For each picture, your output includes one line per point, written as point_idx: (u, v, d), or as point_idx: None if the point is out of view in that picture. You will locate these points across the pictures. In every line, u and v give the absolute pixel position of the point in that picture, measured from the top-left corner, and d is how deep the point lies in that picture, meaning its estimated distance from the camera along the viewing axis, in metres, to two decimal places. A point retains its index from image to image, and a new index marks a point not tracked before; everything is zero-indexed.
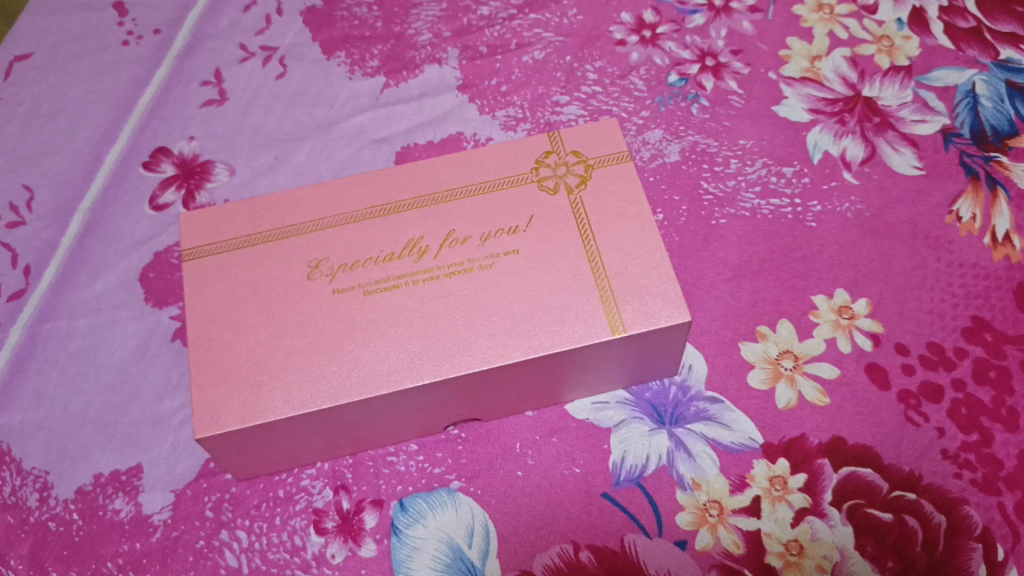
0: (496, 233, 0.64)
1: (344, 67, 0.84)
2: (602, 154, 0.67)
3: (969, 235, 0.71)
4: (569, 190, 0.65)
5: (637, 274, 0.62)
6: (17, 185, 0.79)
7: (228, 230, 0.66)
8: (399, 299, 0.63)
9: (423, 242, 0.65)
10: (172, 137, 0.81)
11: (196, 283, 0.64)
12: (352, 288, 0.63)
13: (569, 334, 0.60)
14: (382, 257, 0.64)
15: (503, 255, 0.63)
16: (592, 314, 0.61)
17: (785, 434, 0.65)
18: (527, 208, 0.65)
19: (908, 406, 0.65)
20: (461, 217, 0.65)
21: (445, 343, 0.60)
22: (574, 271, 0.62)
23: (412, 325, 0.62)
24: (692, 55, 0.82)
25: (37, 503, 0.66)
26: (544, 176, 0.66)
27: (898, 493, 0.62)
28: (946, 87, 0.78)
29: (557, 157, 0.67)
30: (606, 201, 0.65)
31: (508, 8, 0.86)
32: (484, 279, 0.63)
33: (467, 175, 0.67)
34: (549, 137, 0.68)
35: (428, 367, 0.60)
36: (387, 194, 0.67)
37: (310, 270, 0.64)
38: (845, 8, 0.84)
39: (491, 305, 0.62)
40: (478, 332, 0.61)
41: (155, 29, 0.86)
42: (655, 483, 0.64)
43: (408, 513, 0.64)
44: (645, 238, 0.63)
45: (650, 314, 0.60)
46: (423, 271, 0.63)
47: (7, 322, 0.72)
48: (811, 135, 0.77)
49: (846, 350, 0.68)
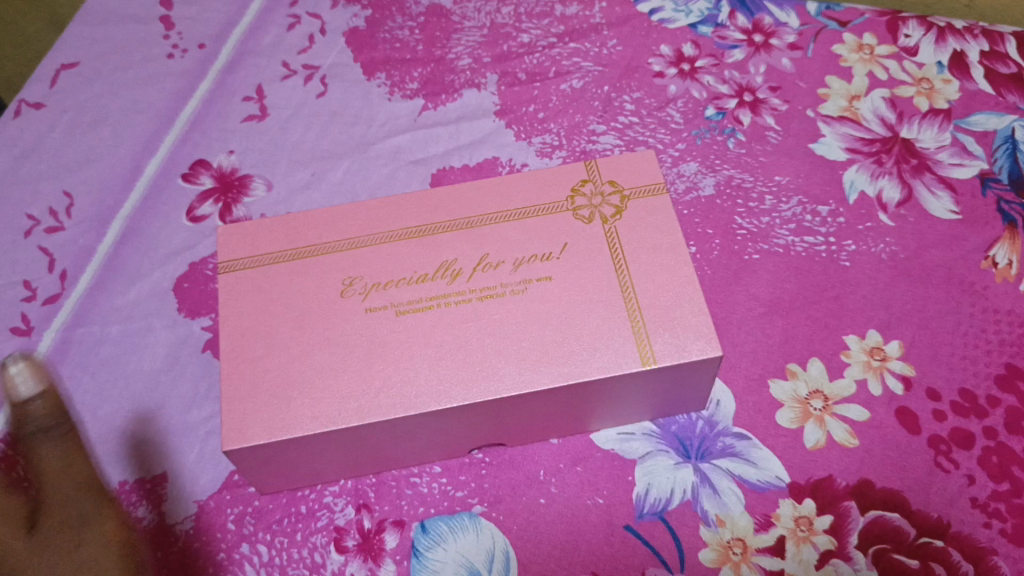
0: (530, 259, 0.65)
1: (384, 88, 0.84)
2: (637, 185, 0.67)
3: (1005, 282, 0.71)
4: (604, 220, 0.65)
5: (670, 305, 0.62)
6: (57, 191, 0.80)
7: (265, 244, 0.67)
8: (430, 320, 0.63)
9: (457, 265, 0.65)
10: (212, 150, 0.82)
11: (229, 295, 0.65)
12: (386, 307, 0.64)
13: (600, 363, 0.60)
14: (415, 278, 0.65)
15: (536, 281, 0.64)
16: (624, 344, 0.61)
17: (812, 475, 0.64)
18: (561, 235, 0.65)
19: (939, 452, 0.64)
20: (496, 242, 0.66)
21: (474, 367, 0.61)
22: (606, 300, 0.62)
23: (442, 347, 0.62)
24: (730, 89, 0.82)
25: None
26: (579, 205, 0.67)
27: (925, 540, 0.62)
28: (985, 132, 0.78)
29: (593, 186, 0.67)
30: (641, 232, 0.65)
31: (548, 37, 0.86)
32: (515, 304, 0.63)
33: (503, 201, 0.67)
34: (585, 166, 0.69)
35: (456, 391, 0.60)
36: (423, 217, 0.67)
37: (343, 288, 0.65)
38: (886, 49, 0.84)
39: (522, 330, 0.62)
40: (508, 358, 0.61)
41: (200, 43, 0.88)
42: (678, 517, 0.64)
43: (428, 535, 0.64)
44: (679, 270, 0.63)
45: (681, 347, 0.60)
46: (455, 294, 0.64)
47: (41, 326, 0.73)
48: (848, 175, 0.77)
49: (877, 392, 0.67)
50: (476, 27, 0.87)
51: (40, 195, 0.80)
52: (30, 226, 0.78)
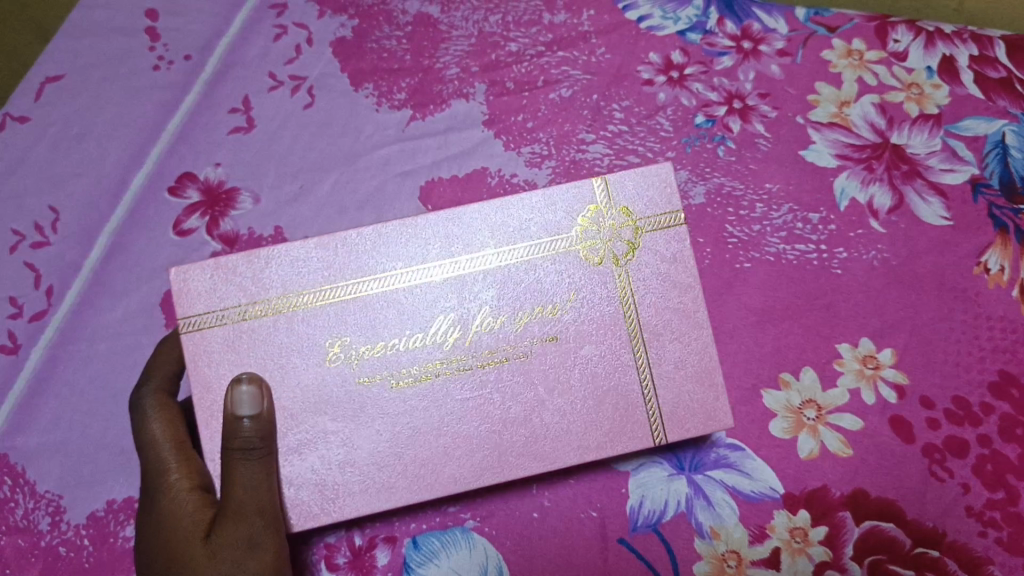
0: (535, 313, 0.60)
1: (372, 99, 0.83)
2: (654, 214, 0.61)
3: (998, 288, 0.72)
4: (616, 261, 0.60)
5: (686, 373, 0.60)
6: (41, 205, 0.79)
7: (226, 299, 0.58)
8: (429, 388, 0.59)
9: (457, 324, 0.60)
10: (199, 163, 0.81)
11: (197, 362, 0.58)
12: (379, 376, 0.59)
13: (614, 441, 0.60)
14: (409, 341, 0.60)
15: (542, 343, 0.60)
16: (636, 419, 0.60)
17: (807, 485, 0.66)
18: (568, 281, 0.60)
19: (933, 460, 0.67)
20: (496, 290, 0.60)
21: (483, 449, 0.59)
22: (617, 364, 0.60)
23: (446, 423, 0.59)
24: (720, 97, 0.81)
25: (48, 527, 0.70)
26: (588, 239, 0.60)
27: (921, 550, 0.65)
28: (975, 137, 0.78)
29: (603, 214, 0.60)
30: (655, 278, 0.60)
31: (536, 45, 0.84)
32: (520, 371, 0.59)
33: (497, 237, 0.60)
34: (594, 184, 0.61)
35: (467, 475, 0.59)
36: (407, 258, 0.60)
37: (328, 352, 0.59)
38: (874, 54, 0.81)
39: (529, 402, 0.59)
40: (517, 440, 0.59)
41: (186, 54, 0.83)
42: (672, 529, 0.65)
43: (420, 552, 0.65)
44: (695, 326, 0.60)
45: (695, 415, 0.60)
46: (455, 359, 0.60)
47: (28, 344, 0.74)
48: (839, 181, 0.76)
49: (869, 401, 0.68)
50: (464, 36, 0.84)
51: (25, 210, 0.79)
52: (15, 241, 0.77)
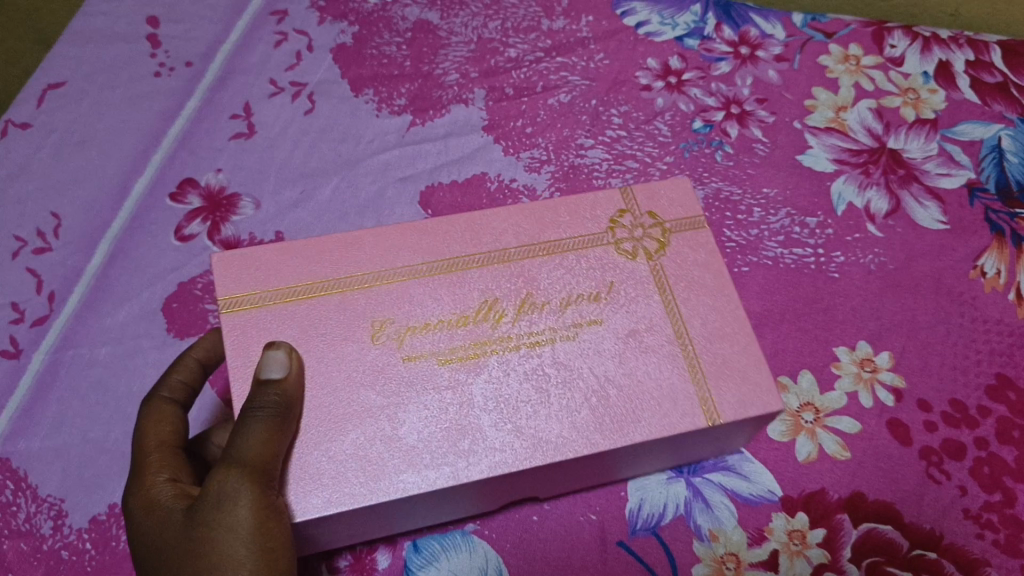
0: (576, 299, 0.60)
1: (372, 104, 0.84)
2: (679, 217, 0.64)
3: (994, 291, 0.72)
4: (649, 255, 0.62)
5: (728, 353, 0.58)
6: (45, 212, 0.80)
7: (272, 279, 0.59)
8: (471, 371, 0.57)
9: (500, 304, 0.59)
10: (201, 169, 0.82)
11: (239, 339, 0.57)
12: (425, 355, 0.57)
13: (665, 418, 0.56)
14: (454, 321, 0.59)
15: (585, 326, 0.59)
16: (685, 400, 0.57)
17: (806, 487, 0.65)
18: (607, 272, 0.61)
19: (931, 463, 0.65)
20: (535, 280, 0.61)
21: (526, 424, 0.56)
22: (662, 348, 0.58)
23: (486, 401, 0.56)
24: (717, 102, 0.82)
25: (51, 531, 0.66)
26: (621, 237, 0.62)
27: (919, 552, 0.62)
28: (972, 141, 0.78)
29: (632, 217, 0.63)
30: (691, 268, 0.61)
31: (535, 51, 0.86)
32: (563, 353, 0.58)
33: (535, 232, 0.62)
34: (623, 193, 0.65)
35: (514, 452, 0.55)
36: (450, 247, 0.61)
37: (373, 331, 0.58)
38: (871, 59, 0.84)
39: (574, 382, 0.57)
40: (562, 416, 0.56)
41: (188, 61, 0.87)
42: (671, 533, 0.64)
43: (421, 555, 0.64)
44: (733, 313, 0.60)
45: (746, 401, 0.57)
46: (498, 339, 0.58)
47: (30, 349, 0.73)
48: (835, 186, 0.77)
49: (868, 404, 0.67)
50: (463, 42, 0.87)
51: (28, 216, 0.79)
52: (17, 247, 0.78)
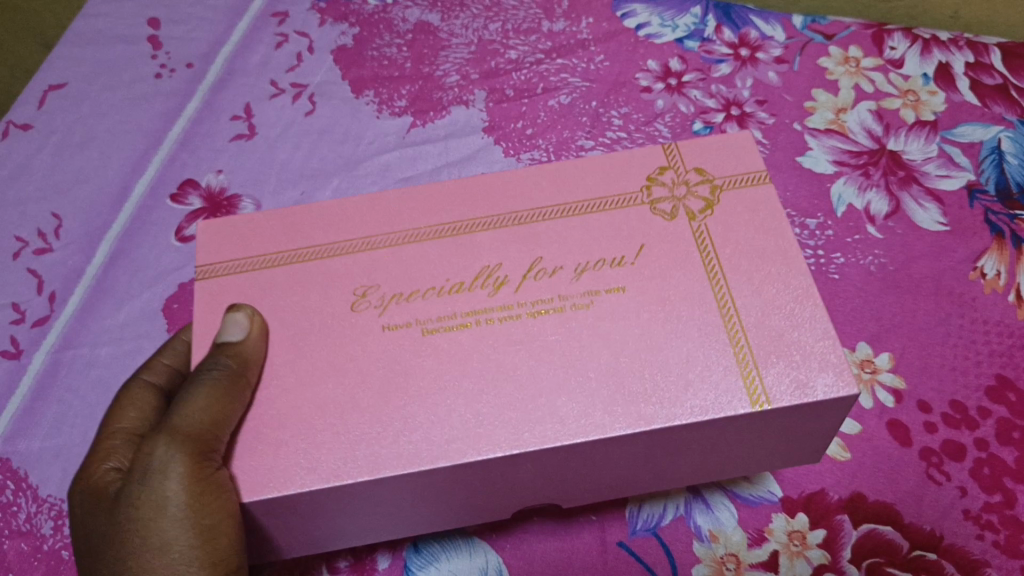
0: (596, 264, 0.58)
1: (372, 106, 0.84)
2: (731, 174, 0.61)
3: (993, 292, 0.71)
4: (692, 215, 0.59)
5: (783, 330, 0.54)
6: (45, 212, 0.80)
7: (257, 246, 0.61)
8: (468, 338, 0.56)
9: (500, 273, 0.58)
10: (201, 170, 0.82)
11: (211, 300, 0.59)
12: (409, 323, 0.57)
13: (697, 398, 0.52)
14: (449, 287, 0.58)
15: (604, 293, 0.56)
16: (726, 378, 0.53)
17: (805, 488, 0.65)
18: (637, 235, 0.59)
19: (930, 464, 0.65)
20: (552, 243, 0.59)
21: (535, 402, 0.53)
22: (701, 318, 0.55)
23: (501, 377, 0.54)
24: (717, 104, 0.82)
25: (51, 531, 0.65)
26: (658, 197, 0.60)
27: (919, 553, 0.62)
28: (971, 143, 0.78)
29: (675, 173, 0.61)
30: (736, 230, 0.58)
31: (535, 53, 0.87)
32: (578, 322, 0.56)
33: (559, 194, 0.61)
34: (666, 150, 0.63)
35: (519, 434, 0.52)
36: (450, 212, 0.61)
37: (355, 299, 0.58)
38: (871, 61, 0.84)
39: (595, 358, 0.54)
40: (574, 392, 0.53)
41: (188, 62, 0.88)
42: (671, 534, 0.64)
43: (421, 556, 0.65)
44: (792, 282, 0.55)
45: (803, 382, 0.52)
46: (498, 308, 0.57)
47: (32, 349, 0.73)
48: (835, 187, 0.77)
49: (868, 405, 0.67)
50: (464, 44, 0.87)
51: (29, 217, 0.80)
52: (18, 248, 0.78)
